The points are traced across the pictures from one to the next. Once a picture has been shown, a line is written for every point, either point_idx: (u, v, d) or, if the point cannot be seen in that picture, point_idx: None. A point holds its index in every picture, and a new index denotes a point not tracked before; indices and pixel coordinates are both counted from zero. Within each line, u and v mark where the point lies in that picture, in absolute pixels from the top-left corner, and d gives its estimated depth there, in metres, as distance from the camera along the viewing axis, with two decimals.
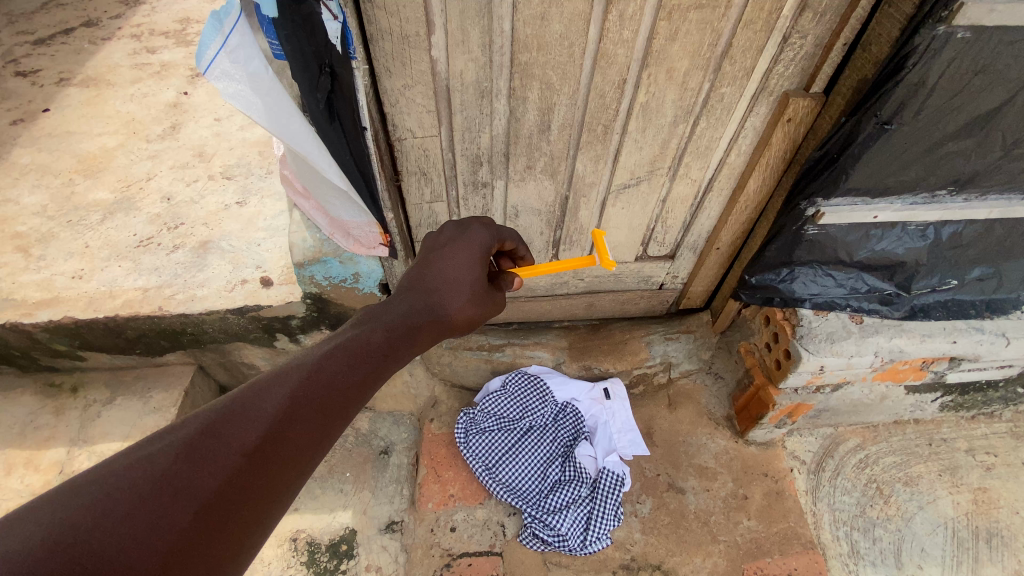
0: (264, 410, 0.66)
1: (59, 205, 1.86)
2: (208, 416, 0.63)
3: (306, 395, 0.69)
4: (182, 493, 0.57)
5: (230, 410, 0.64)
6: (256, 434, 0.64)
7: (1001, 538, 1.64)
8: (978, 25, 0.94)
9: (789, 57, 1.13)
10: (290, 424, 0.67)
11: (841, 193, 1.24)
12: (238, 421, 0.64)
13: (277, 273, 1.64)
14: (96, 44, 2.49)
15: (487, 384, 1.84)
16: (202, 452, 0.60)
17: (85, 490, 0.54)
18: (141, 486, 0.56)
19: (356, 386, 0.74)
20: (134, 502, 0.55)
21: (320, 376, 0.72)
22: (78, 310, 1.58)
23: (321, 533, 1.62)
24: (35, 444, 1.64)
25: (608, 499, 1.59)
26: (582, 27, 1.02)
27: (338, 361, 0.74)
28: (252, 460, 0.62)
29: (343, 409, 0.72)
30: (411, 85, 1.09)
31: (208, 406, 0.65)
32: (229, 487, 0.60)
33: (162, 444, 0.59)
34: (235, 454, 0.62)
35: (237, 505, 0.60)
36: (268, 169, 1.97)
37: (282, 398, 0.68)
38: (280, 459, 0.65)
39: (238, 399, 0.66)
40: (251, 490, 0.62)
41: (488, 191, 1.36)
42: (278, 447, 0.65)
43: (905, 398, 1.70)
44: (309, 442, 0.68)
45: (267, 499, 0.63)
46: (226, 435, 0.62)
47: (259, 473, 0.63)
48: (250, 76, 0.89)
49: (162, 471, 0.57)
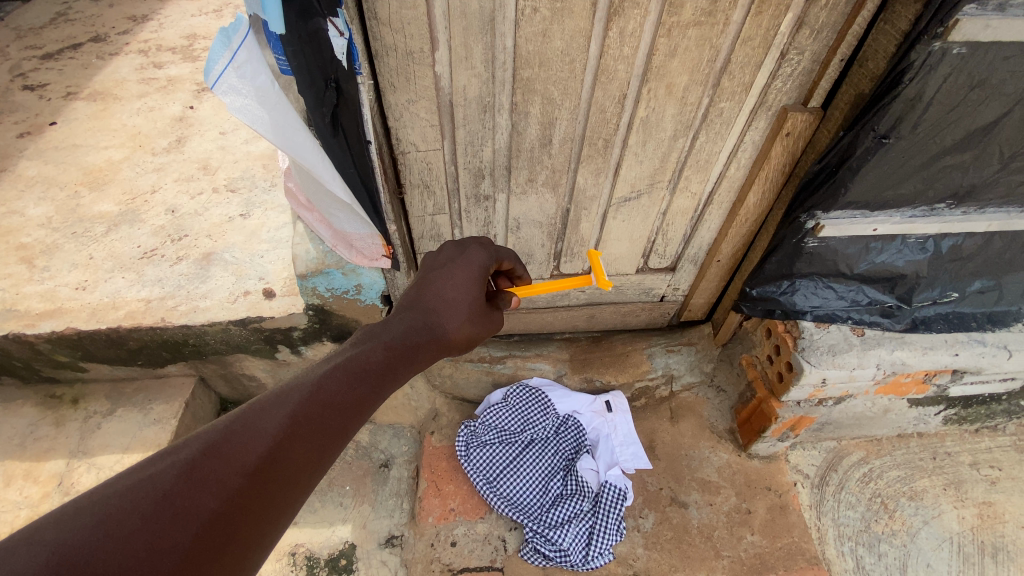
0: (265, 429, 0.66)
1: (64, 216, 1.88)
2: (210, 436, 0.63)
3: (307, 413, 0.70)
4: (183, 513, 0.57)
5: (232, 429, 0.64)
6: (257, 454, 0.64)
7: (1007, 553, 1.62)
8: (973, 41, 0.95)
9: (787, 73, 1.14)
10: (291, 444, 0.67)
11: (840, 207, 1.25)
12: (239, 441, 0.64)
13: (280, 285, 1.65)
14: (104, 59, 2.53)
15: (487, 397, 1.83)
16: (204, 472, 0.60)
17: (89, 509, 0.54)
18: (144, 506, 0.56)
19: (356, 405, 0.74)
20: (136, 523, 0.54)
21: (320, 396, 0.72)
22: (80, 321, 1.59)
23: (321, 548, 1.61)
24: (34, 455, 1.63)
25: (610, 513, 1.58)
26: (583, 43, 1.04)
27: (339, 380, 0.75)
28: (253, 480, 0.62)
29: (342, 428, 0.72)
30: (415, 100, 1.11)
31: (208, 426, 0.65)
32: (230, 508, 0.60)
33: (164, 465, 0.59)
34: (237, 475, 0.62)
35: (241, 523, 0.60)
36: (272, 181, 1.99)
37: (283, 418, 0.68)
38: (278, 479, 0.65)
39: (239, 418, 0.66)
40: (252, 511, 0.62)
41: (489, 204, 1.37)
42: (279, 467, 0.65)
43: (907, 411, 1.68)
44: (310, 460, 0.68)
45: (267, 519, 0.63)
46: (229, 455, 0.62)
47: (260, 493, 0.63)
48: (257, 90, 0.90)
49: (164, 491, 0.57)
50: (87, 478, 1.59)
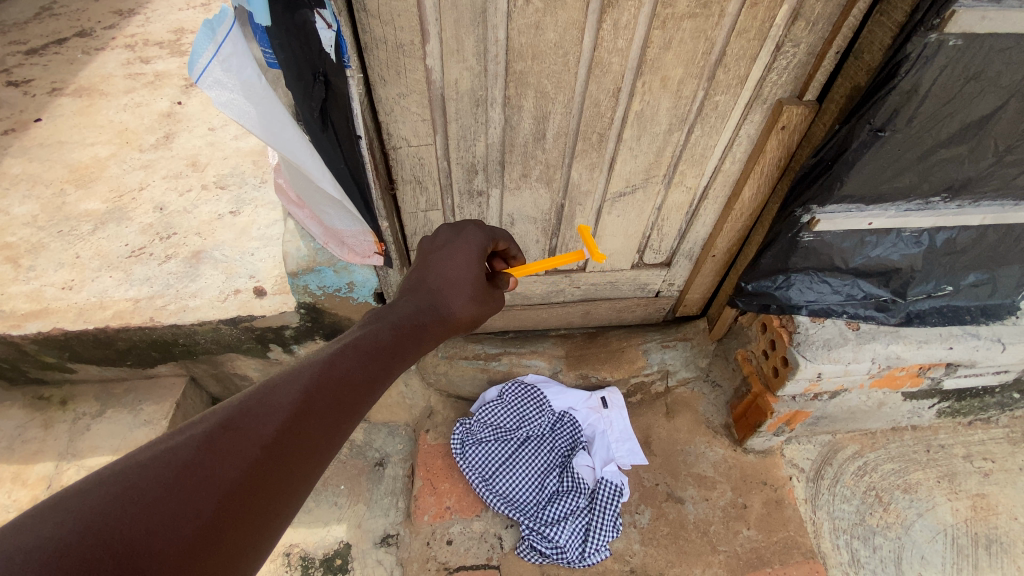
0: (279, 405, 0.64)
1: (49, 214, 1.85)
2: (227, 410, 0.62)
3: (322, 388, 0.69)
4: (205, 483, 0.56)
5: (248, 404, 0.63)
6: (274, 427, 0.62)
7: (1001, 545, 1.63)
8: (970, 32, 0.94)
9: (782, 66, 1.13)
10: (307, 417, 0.66)
11: (835, 200, 1.25)
12: (256, 415, 0.62)
13: (271, 283, 1.63)
14: (90, 54, 2.49)
15: (482, 394, 1.82)
16: (224, 443, 0.59)
17: (111, 479, 0.52)
18: (166, 476, 0.54)
19: (368, 381, 0.73)
20: (159, 492, 0.53)
21: (333, 372, 0.71)
22: (67, 321, 1.56)
23: (315, 548, 1.60)
24: (23, 458, 1.61)
25: (607, 509, 1.57)
26: (576, 35, 1.02)
27: (351, 358, 0.73)
28: (270, 452, 0.61)
29: (355, 404, 0.70)
30: (405, 94, 1.09)
31: (224, 402, 0.63)
32: (250, 479, 0.59)
33: (183, 437, 0.58)
34: (255, 446, 0.60)
35: (261, 497, 0.59)
36: (262, 178, 1.97)
37: (298, 393, 0.66)
38: (296, 452, 0.63)
39: (254, 394, 0.64)
40: (270, 483, 0.60)
41: (483, 200, 1.36)
42: (295, 440, 0.64)
43: (902, 404, 1.69)
44: (325, 434, 0.67)
45: (285, 492, 0.61)
46: (247, 428, 0.61)
47: (278, 465, 0.61)
48: (243, 84, 0.88)
49: (185, 461, 0.56)
50: (76, 480, 1.56)
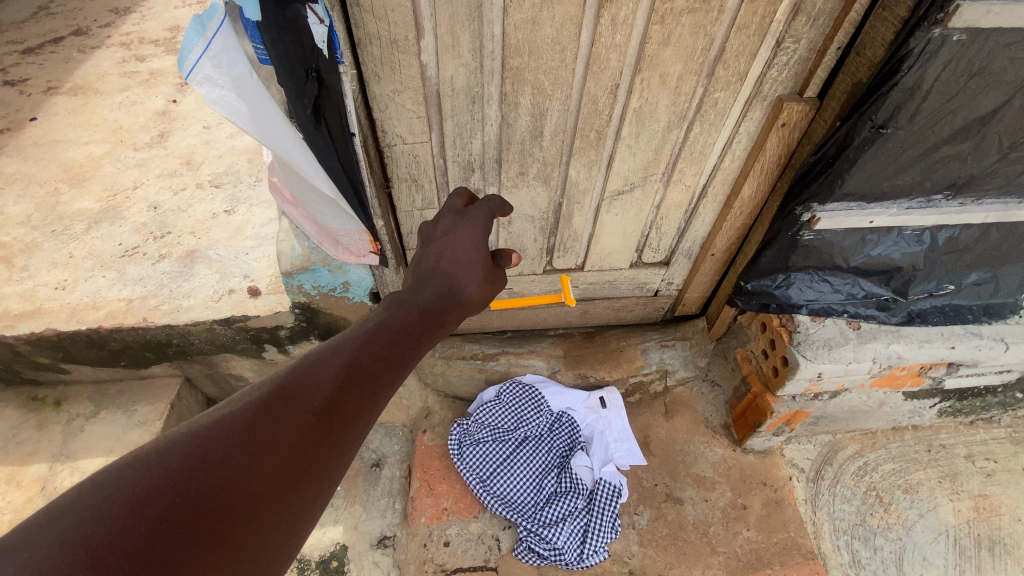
0: (327, 373, 0.65)
1: (43, 214, 1.83)
2: (278, 381, 0.63)
3: (357, 369, 0.67)
4: (264, 445, 0.57)
5: (296, 374, 0.64)
6: (324, 393, 0.63)
7: (1004, 546, 1.62)
8: (974, 27, 0.93)
9: (782, 62, 1.12)
10: (354, 385, 0.66)
11: (836, 198, 1.23)
12: (305, 383, 0.63)
13: (265, 283, 1.62)
14: (85, 52, 2.47)
15: (480, 394, 1.80)
16: (278, 408, 0.60)
17: (179, 439, 0.54)
18: (230, 437, 0.56)
19: (407, 352, 0.74)
20: (224, 451, 0.54)
21: (374, 344, 0.71)
22: (60, 321, 1.54)
23: (311, 549, 1.58)
24: (16, 460, 1.59)
25: (605, 510, 1.56)
26: (574, 31, 1.01)
27: (389, 332, 0.74)
28: (322, 417, 0.62)
29: (396, 373, 0.71)
30: (400, 90, 1.07)
31: (274, 373, 0.65)
32: (305, 442, 0.60)
33: (240, 404, 0.59)
34: (308, 412, 0.61)
35: (310, 467, 0.59)
36: (257, 177, 1.95)
37: (342, 363, 0.67)
38: (346, 417, 0.64)
39: (301, 364, 0.65)
40: (323, 446, 0.61)
41: (480, 198, 1.34)
42: (344, 406, 0.64)
43: (903, 404, 1.67)
44: (371, 401, 0.67)
45: (337, 455, 0.62)
46: (298, 395, 0.62)
47: (329, 430, 0.62)
48: (235, 81, 0.87)
49: (246, 424, 0.57)
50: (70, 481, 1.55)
